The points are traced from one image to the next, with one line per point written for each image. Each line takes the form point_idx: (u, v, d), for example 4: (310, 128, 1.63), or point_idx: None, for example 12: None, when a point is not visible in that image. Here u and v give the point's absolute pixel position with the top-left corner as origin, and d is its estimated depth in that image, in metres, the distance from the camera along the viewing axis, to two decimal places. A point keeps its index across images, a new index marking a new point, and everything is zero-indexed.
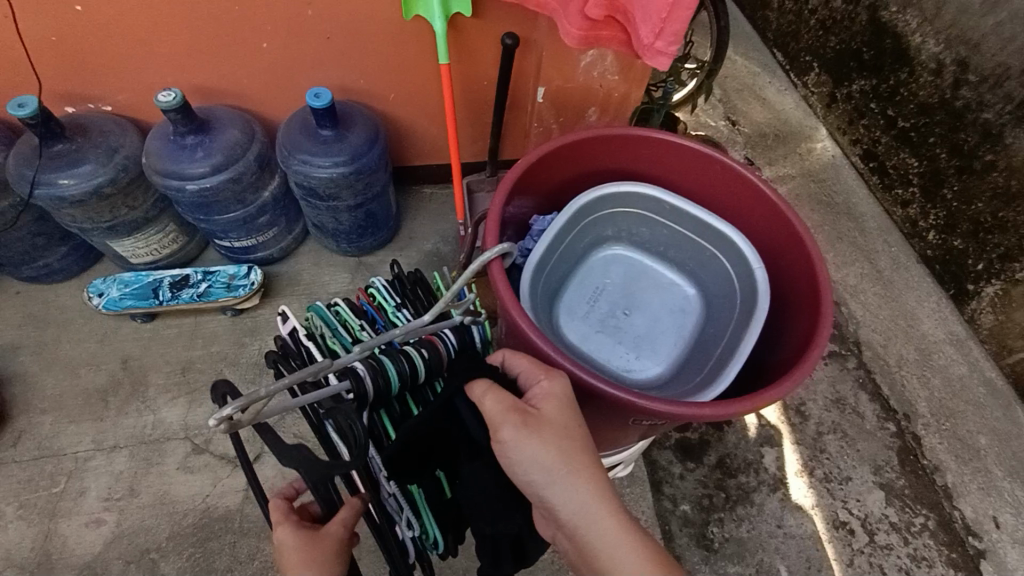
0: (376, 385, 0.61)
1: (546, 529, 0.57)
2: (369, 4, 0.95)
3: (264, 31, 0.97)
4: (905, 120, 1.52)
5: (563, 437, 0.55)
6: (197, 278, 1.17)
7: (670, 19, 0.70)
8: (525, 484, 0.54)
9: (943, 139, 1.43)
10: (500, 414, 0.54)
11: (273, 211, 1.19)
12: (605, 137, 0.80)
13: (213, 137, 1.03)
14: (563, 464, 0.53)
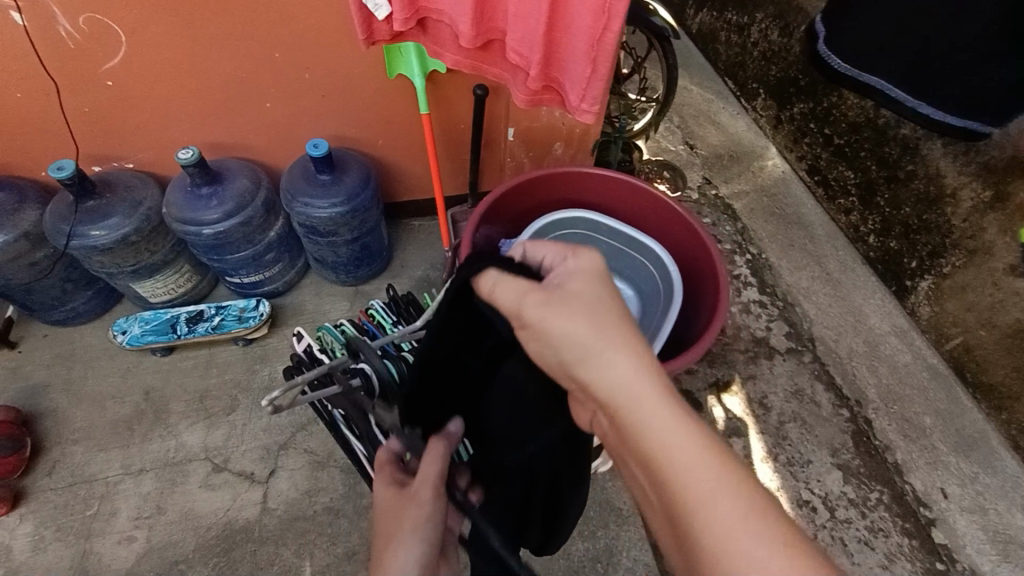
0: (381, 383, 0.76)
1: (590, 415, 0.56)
2: (359, 68, 1.10)
3: (268, 94, 1.12)
4: (839, 137, 1.68)
5: (590, 304, 0.51)
6: (211, 312, 1.29)
7: (592, 82, 0.74)
8: (557, 363, 0.53)
9: (871, 154, 1.58)
10: (517, 299, 0.55)
11: (278, 248, 1.33)
12: (550, 175, 0.97)
13: (225, 187, 1.17)
14: (597, 336, 0.49)
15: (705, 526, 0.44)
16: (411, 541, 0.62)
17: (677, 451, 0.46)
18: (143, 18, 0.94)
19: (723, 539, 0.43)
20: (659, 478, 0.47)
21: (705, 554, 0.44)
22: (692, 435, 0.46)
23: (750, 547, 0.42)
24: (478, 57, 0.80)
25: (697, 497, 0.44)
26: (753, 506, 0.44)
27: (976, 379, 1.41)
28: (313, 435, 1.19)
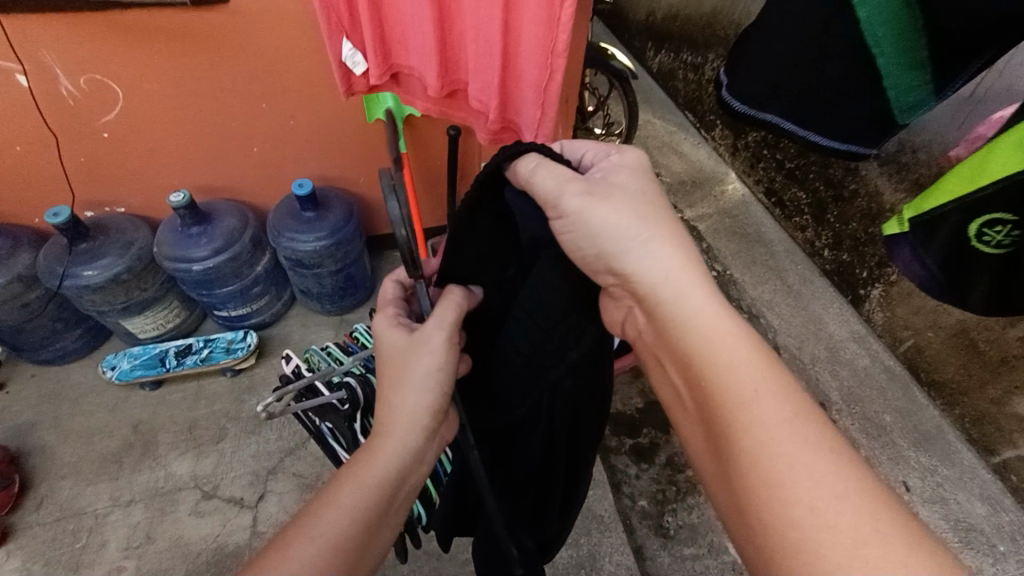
0: (365, 394, 0.79)
1: (618, 313, 0.58)
2: (340, 115, 1.19)
3: (256, 139, 1.20)
4: (790, 162, 1.79)
5: (637, 208, 0.54)
6: (199, 345, 1.34)
7: (541, 121, 0.81)
8: (595, 254, 0.54)
9: (819, 175, 1.69)
10: (558, 184, 0.53)
11: (265, 282, 1.40)
12: None
13: (214, 226, 1.24)
14: (642, 226, 0.53)
15: (739, 411, 0.46)
16: (410, 432, 0.57)
17: (716, 338, 0.49)
18: (138, 75, 1.03)
19: (755, 421, 0.45)
20: (698, 367, 0.49)
21: (734, 438, 0.46)
22: (734, 331, 0.49)
23: (779, 430, 0.45)
24: (446, 105, 0.90)
25: (734, 382, 0.47)
26: (787, 398, 0.46)
27: (930, 377, 1.49)
28: (300, 459, 1.23)
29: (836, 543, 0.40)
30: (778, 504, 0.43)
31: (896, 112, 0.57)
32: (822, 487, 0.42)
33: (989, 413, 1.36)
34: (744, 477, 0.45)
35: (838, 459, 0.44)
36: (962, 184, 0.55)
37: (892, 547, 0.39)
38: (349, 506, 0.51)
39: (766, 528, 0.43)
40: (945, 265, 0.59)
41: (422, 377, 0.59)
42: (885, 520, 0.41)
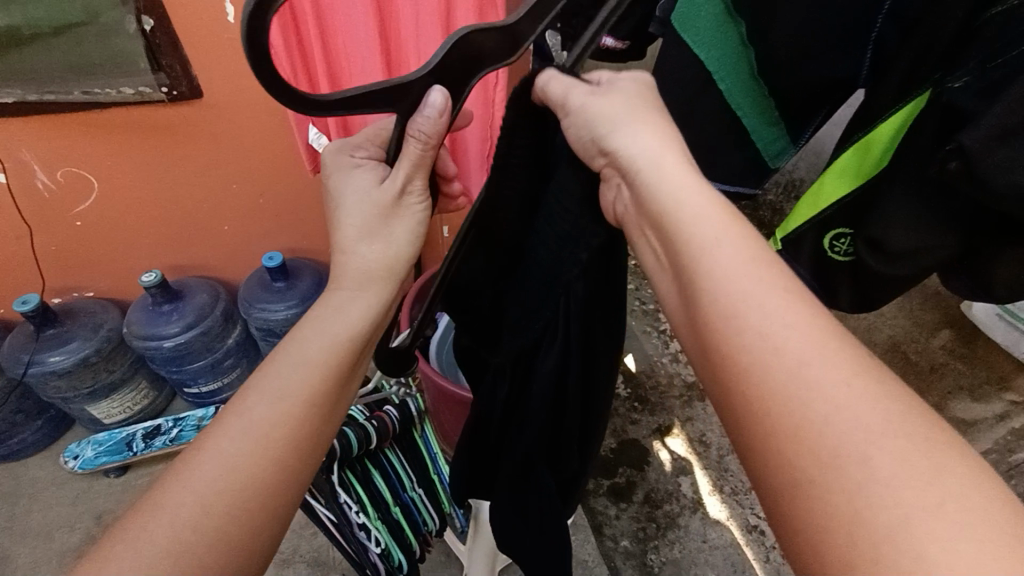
0: (342, 445, 0.81)
1: (609, 194, 0.53)
2: (307, 192, 1.29)
3: (226, 218, 1.27)
4: None
5: (635, 113, 0.52)
6: (168, 425, 1.33)
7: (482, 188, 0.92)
8: (588, 145, 0.52)
9: None
10: (564, 90, 0.53)
11: (236, 354, 1.42)
12: None
13: (186, 302, 1.28)
14: (630, 116, 0.52)
15: (716, 277, 0.42)
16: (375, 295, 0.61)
17: (692, 208, 0.46)
18: (113, 168, 1.10)
19: (737, 297, 0.41)
20: (683, 248, 0.45)
21: (721, 315, 0.41)
22: (712, 200, 0.46)
23: (772, 309, 0.40)
24: None
25: (705, 245, 0.44)
26: (781, 280, 0.42)
27: None
28: None
29: (818, 426, 0.36)
30: (762, 383, 0.38)
31: (767, 159, 0.70)
32: (814, 373, 0.37)
33: None
34: (729, 354, 0.40)
35: (839, 353, 0.38)
36: (808, 209, 0.67)
37: (881, 441, 0.35)
38: (314, 362, 0.54)
39: (747, 407, 0.39)
40: (815, 273, 0.69)
41: (388, 228, 0.62)
42: (882, 418, 0.35)
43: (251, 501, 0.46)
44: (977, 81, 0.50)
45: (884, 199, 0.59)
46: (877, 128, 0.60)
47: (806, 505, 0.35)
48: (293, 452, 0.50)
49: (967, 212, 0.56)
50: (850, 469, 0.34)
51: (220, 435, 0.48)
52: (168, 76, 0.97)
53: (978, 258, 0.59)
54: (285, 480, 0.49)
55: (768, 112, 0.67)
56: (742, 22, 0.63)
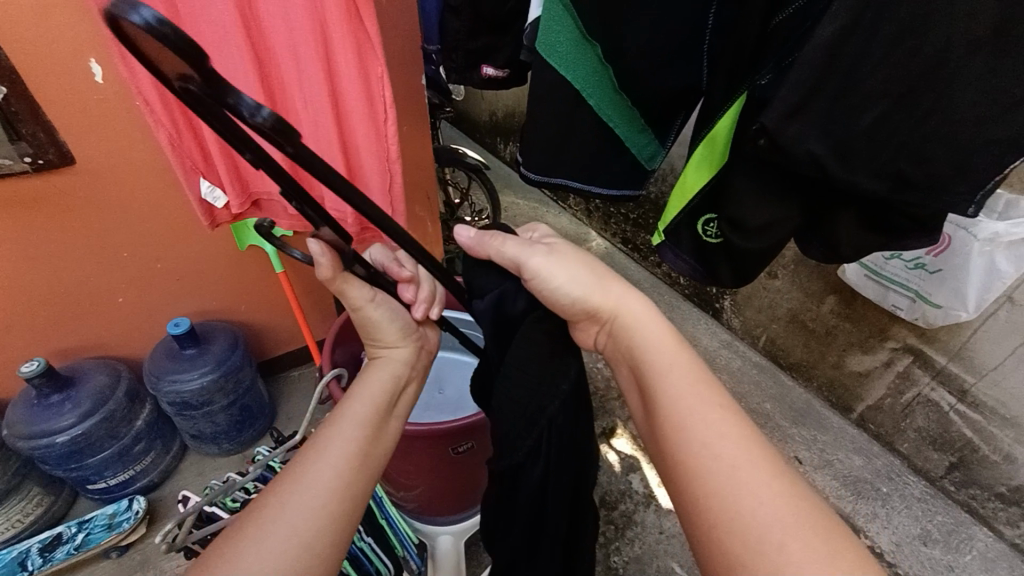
0: None
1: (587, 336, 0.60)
2: (210, 249, 1.22)
3: (120, 289, 1.17)
4: (631, 212, 1.92)
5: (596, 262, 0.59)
6: (71, 531, 1.19)
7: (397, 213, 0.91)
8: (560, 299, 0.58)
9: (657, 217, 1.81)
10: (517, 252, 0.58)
11: (148, 436, 1.29)
12: None
13: (79, 389, 1.15)
14: (588, 270, 0.58)
15: (672, 400, 0.50)
16: (402, 355, 0.68)
17: (649, 345, 0.54)
18: None
19: (690, 421, 0.49)
20: (645, 372, 0.53)
21: (673, 427, 0.49)
22: (665, 339, 0.54)
23: (718, 420, 0.49)
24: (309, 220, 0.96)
25: (666, 378, 0.51)
26: (723, 397, 0.51)
27: (788, 362, 1.62)
28: None
29: (747, 513, 0.44)
30: (708, 482, 0.46)
31: (643, 161, 0.80)
32: (742, 472, 0.45)
33: (835, 377, 1.51)
34: (682, 457, 0.48)
35: (767, 457, 0.47)
36: (678, 200, 0.78)
37: (796, 530, 0.43)
38: (372, 402, 0.61)
39: (699, 494, 0.46)
40: (696, 256, 0.79)
41: (373, 320, 0.67)
42: (797, 511, 0.44)
43: (332, 527, 0.50)
44: (775, 74, 0.61)
45: (730, 183, 0.69)
46: (717, 123, 0.69)
47: (736, 571, 0.43)
48: (361, 481, 0.54)
49: (795, 185, 0.67)
50: (772, 544, 0.42)
51: (297, 466, 0.53)
52: (31, 145, 0.90)
53: (823, 220, 0.69)
54: (357, 508, 0.53)
55: (635, 120, 0.75)
56: (597, 45, 0.69)
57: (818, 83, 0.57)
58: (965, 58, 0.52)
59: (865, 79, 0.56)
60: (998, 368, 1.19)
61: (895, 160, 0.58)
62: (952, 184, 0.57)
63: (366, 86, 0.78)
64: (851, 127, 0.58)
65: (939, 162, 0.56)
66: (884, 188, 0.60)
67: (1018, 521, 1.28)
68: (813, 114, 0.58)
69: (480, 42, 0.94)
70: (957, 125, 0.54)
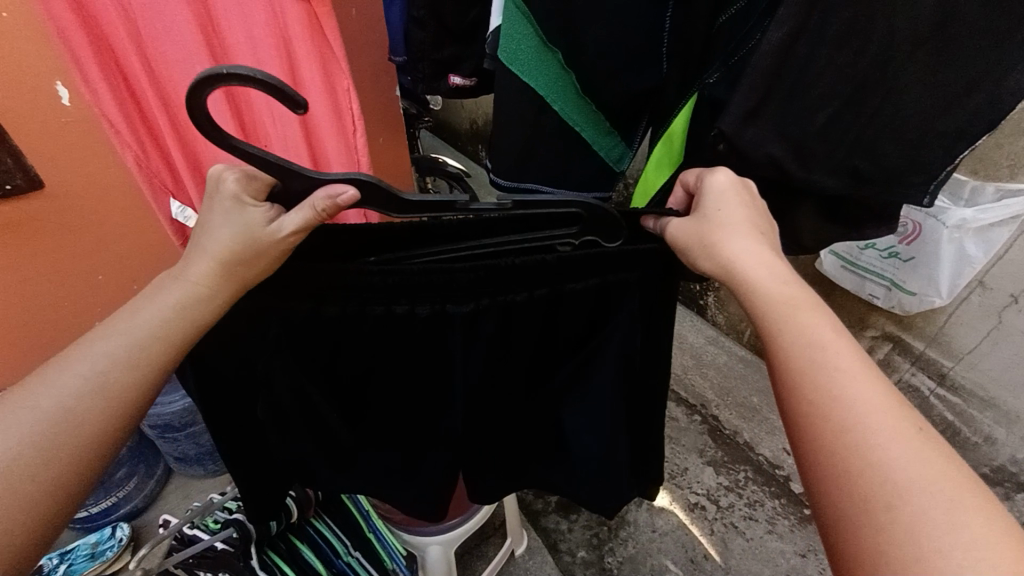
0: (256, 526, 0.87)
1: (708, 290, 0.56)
2: None
3: (96, 313, 1.16)
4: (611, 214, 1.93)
5: (734, 203, 0.52)
6: (52, 563, 1.14)
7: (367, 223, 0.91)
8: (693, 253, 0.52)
9: None
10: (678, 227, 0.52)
11: (130, 461, 1.26)
12: None
13: None
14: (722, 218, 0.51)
15: (801, 363, 0.43)
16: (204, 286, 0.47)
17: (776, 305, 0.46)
18: None
19: (829, 387, 0.41)
20: (763, 319, 0.46)
21: (804, 389, 0.43)
22: (801, 296, 0.47)
23: (861, 372, 0.42)
24: None
25: (796, 342, 0.44)
26: (870, 368, 0.42)
27: None
28: None
29: (893, 474, 0.37)
30: (835, 454, 0.39)
31: (612, 163, 0.82)
32: (887, 434, 0.38)
33: None
34: (806, 414, 0.42)
35: (918, 417, 0.40)
36: (642, 198, 0.81)
37: (962, 502, 0.35)
38: (132, 339, 0.46)
39: (829, 456, 0.40)
40: None
41: (257, 258, 0.47)
42: (957, 477, 0.37)
43: (36, 487, 0.40)
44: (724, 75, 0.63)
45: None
46: (674, 120, 0.71)
47: (860, 533, 0.37)
48: (99, 432, 0.43)
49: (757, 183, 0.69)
50: (929, 510, 0.35)
51: (25, 394, 0.42)
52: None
53: (781, 221, 0.70)
54: (85, 469, 0.42)
55: (600, 123, 0.77)
56: (558, 50, 0.70)
57: (771, 89, 0.57)
58: (907, 54, 0.53)
59: (816, 80, 0.56)
60: (973, 352, 1.21)
61: (850, 158, 0.60)
62: (905, 176, 0.59)
63: (333, 99, 0.77)
64: (807, 127, 0.59)
65: (891, 158, 0.59)
66: (842, 184, 0.62)
67: (1003, 501, 1.32)
68: (768, 120, 0.59)
69: (445, 52, 0.95)
70: (902, 121, 0.57)
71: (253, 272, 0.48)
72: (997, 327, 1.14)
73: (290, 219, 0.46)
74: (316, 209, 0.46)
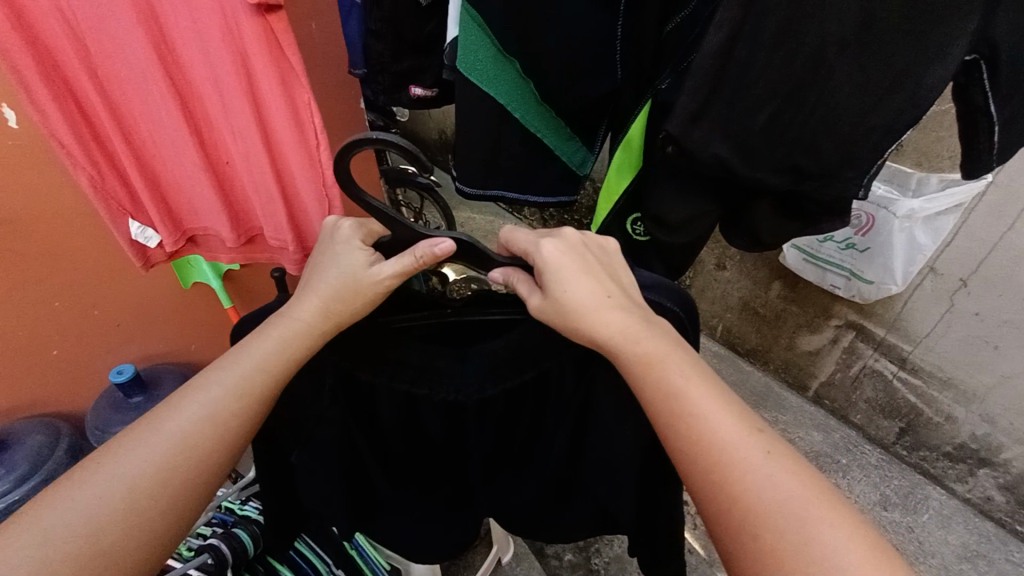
0: (233, 548, 0.81)
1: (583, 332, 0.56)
2: (149, 290, 1.18)
3: (56, 341, 1.12)
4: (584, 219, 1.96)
5: (575, 267, 0.49)
6: None
7: None
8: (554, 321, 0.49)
9: None
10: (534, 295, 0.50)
11: None
12: None
13: (13, 452, 1.11)
14: (571, 282, 0.48)
15: (666, 409, 0.44)
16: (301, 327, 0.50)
17: (637, 358, 0.46)
18: None
19: (696, 429, 0.43)
20: (630, 379, 0.47)
21: (680, 435, 0.44)
22: (657, 339, 0.47)
23: (714, 413, 0.44)
24: (249, 251, 0.93)
25: (657, 385, 0.45)
26: (724, 395, 0.45)
27: (745, 349, 1.67)
28: None
29: (762, 505, 0.40)
30: (720, 496, 0.42)
31: (575, 168, 0.84)
32: (753, 464, 0.41)
33: (790, 359, 1.56)
34: (681, 462, 0.44)
35: (766, 439, 0.43)
36: (606, 203, 0.83)
37: (812, 518, 0.39)
38: (234, 379, 0.48)
39: (708, 498, 0.43)
40: (632, 255, 0.84)
41: (355, 299, 0.51)
42: (808, 493, 0.40)
43: (151, 507, 0.43)
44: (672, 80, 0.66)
45: (651, 190, 0.74)
46: (631, 127, 0.74)
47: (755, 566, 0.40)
48: (211, 456, 0.46)
49: (713, 184, 0.72)
50: (789, 532, 0.39)
51: (154, 418, 0.46)
52: None
53: (744, 209, 0.73)
54: (198, 492, 0.45)
55: (561, 129, 0.79)
56: (515, 60, 0.72)
57: (712, 89, 0.61)
58: (836, 56, 0.57)
59: (753, 82, 0.60)
60: (930, 335, 1.26)
61: (791, 154, 0.63)
62: (843, 170, 0.62)
63: (294, 114, 0.76)
64: (748, 127, 0.62)
65: (828, 153, 0.62)
66: (784, 182, 0.65)
67: (967, 477, 1.37)
68: (713, 120, 0.63)
69: (405, 63, 0.96)
70: (835, 119, 0.60)
71: (350, 314, 0.51)
72: (949, 310, 1.20)
73: (391, 266, 0.51)
74: (416, 257, 0.50)
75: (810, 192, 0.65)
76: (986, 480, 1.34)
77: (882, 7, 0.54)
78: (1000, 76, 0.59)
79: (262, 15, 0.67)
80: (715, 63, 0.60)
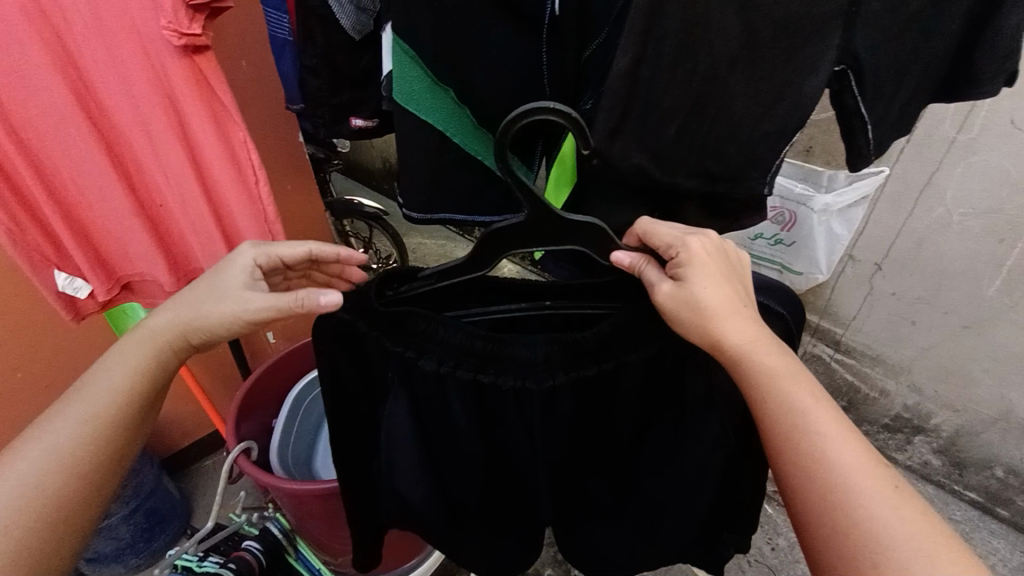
0: None
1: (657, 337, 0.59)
2: (80, 346, 1.11)
3: None
4: None
5: (710, 270, 0.53)
6: None
7: None
8: (678, 313, 0.53)
9: None
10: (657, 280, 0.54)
11: None
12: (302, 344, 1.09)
13: None
14: (706, 283, 0.52)
15: (790, 423, 0.47)
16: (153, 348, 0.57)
17: (760, 371, 0.49)
18: None
19: (818, 445, 0.45)
20: (751, 387, 0.49)
21: (798, 450, 0.46)
22: (784, 359, 0.49)
23: (838, 435, 0.45)
24: None
25: (780, 400, 0.48)
26: (852, 426, 0.46)
27: None
28: None
29: (879, 534, 0.41)
30: (833, 512, 0.43)
31: (517, 187, 0.86)
32: (874, 492, 0.42)
33: None
34: (797, 477, 0.46)
35: (893, 474, 0.43)
36: None
37: (939, 556, 0.39)
38: (108, 396, 0.53)
39: (821, 515, 0.44)
40: None
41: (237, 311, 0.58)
42: (932, 535, 0.40)
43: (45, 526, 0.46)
44: None
45: (585, 202, 0.79)
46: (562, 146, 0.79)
47: None
48: (94, 472, 0.50)
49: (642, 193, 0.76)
50: (900, 564, 0.39)
51: (31, 444, 0.49)
52: None
53: (666, 211, 0.78)
54: (84, 510, 0.49)
55: None
56: (450, 88, 0.75)
57: (626, 104, 0.66)
58: (728, 72, 0.63)
59: (661, 98, 0.65)
60: (857, 317, 1.37)
61: (702, 161, 0.69)
62: (748, 172, 0.69)
63: (231, 153, 0.75)
64: (663, 141, 0.67)
65: (733, 158, 0.68)
66: (700, 185, 0.71)
67: (905, 445, 1.48)
68: (630, 133, 0.67)
69: (342, 97, 0.96)
70: (735, 127, 0.66)
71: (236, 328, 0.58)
72: (870, 293, 1.31)
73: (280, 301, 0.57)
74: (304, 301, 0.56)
75: (723, 193, 0.71)
76: (921, 446, 1.46)
77: (761, 29, 0.61)
78: (864, 82, 0.67)
79: (189, 57, 0.66)
80: (625, 83, 0.64)
